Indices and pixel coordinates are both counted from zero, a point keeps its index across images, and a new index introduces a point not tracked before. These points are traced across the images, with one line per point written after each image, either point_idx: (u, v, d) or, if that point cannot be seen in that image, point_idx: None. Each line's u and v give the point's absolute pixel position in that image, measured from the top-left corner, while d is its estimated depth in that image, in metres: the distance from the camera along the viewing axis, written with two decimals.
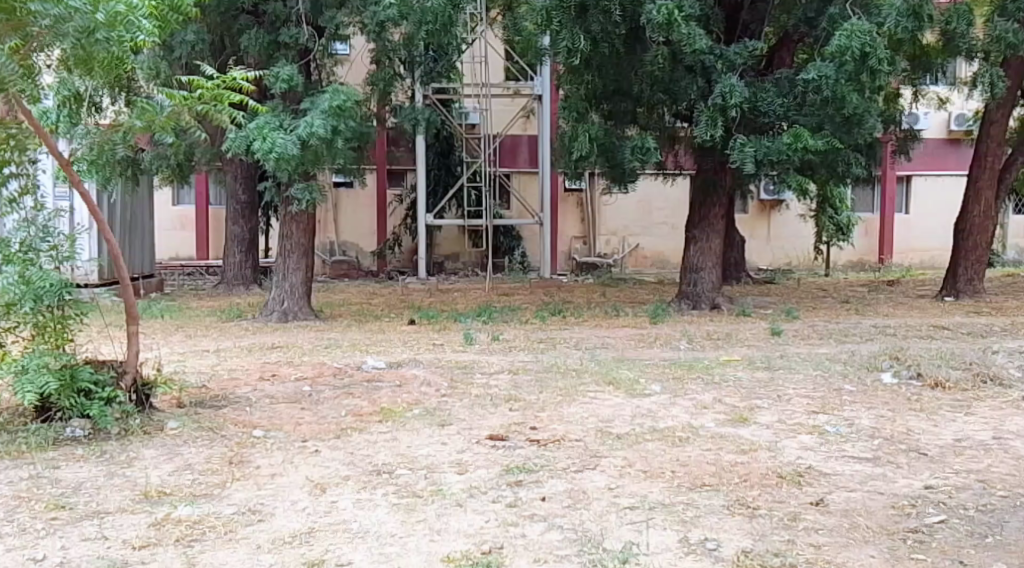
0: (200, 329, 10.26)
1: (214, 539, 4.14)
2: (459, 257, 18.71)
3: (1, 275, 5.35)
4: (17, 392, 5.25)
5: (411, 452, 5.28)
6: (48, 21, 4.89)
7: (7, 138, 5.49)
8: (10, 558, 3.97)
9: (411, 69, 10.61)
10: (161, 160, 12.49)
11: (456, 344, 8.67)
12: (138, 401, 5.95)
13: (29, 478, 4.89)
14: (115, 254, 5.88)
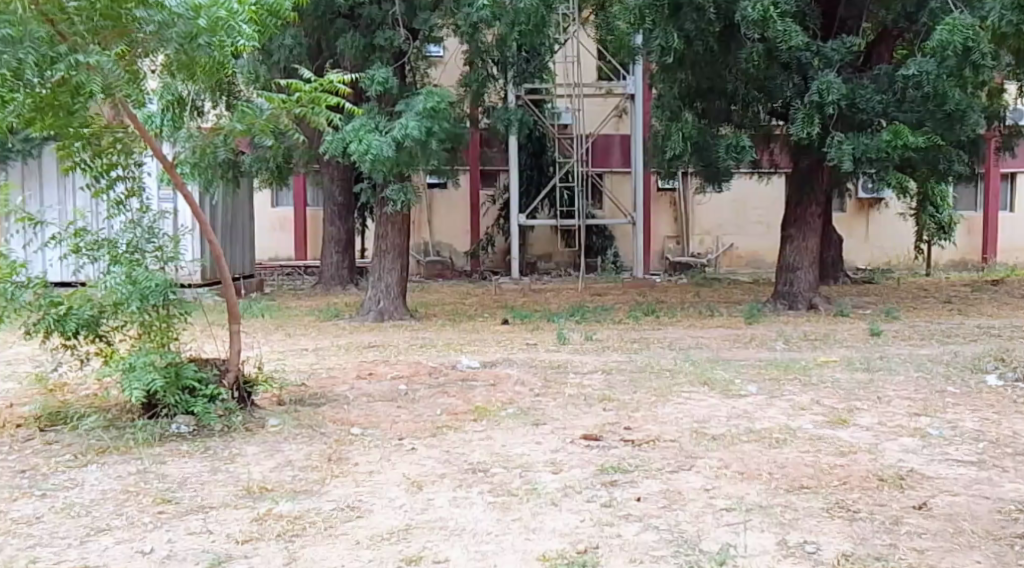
0: (299, 329, 10.49)
1: (315, 534, 4.23)
2: (551, 257, 18.76)
3: (111, 276, 5.58)
4: (125, 388, 5.45)
5: (506, 450, 5.31)
6: (153, 27, 5.17)
7: (114, 142, 5.78)
8: (120, 550, 4.13)
9: (504, 70, 10.66)
10: (261, 163, 12.68)
11: (548, 343, 8.68)
12: (240, 398, 6.17)
13: (137, 472, 5.09)
14: (217, 254, 6.06)
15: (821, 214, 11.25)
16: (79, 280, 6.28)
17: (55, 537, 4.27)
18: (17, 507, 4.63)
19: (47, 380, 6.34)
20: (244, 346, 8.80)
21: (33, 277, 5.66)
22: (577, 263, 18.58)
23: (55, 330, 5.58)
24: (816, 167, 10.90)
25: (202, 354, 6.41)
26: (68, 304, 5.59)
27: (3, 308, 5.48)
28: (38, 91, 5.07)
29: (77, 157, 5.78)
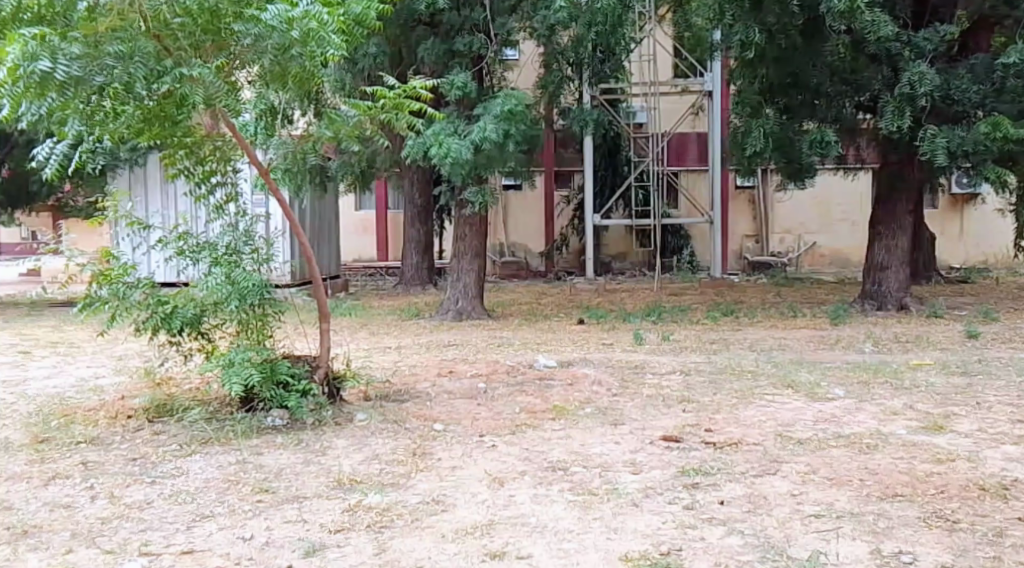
0: (381, 328, 10.62)
1: (403, 526, 4.28)
2: (627, 257, 18.67)
3: (210, 277, 5.78)
4: (224, 383, 5.62)
5: (586, 450, 5.28)
6: (249, 40, 5.31)
7: (214, 150, 5.99)
8: (222, 536, 4.26)
9: (580, 71, 10.63)
10: (347, 169, 12.81)
11: (625, 344, 8.63)
12: (331, 393, 6.30)
13: (236, 463, 5.22)
14: (308, 255, 6.19)
15: (911, 211, 11.01)
16: (182, 282, 6.51)
17: (164, 521, 4.43)
18: (129, 492, 4.81)
19: (155, 374, 6.61)
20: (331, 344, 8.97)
21: (142, 277, 5.92)
22: (651, 263, 18.40)
23: (161, 328, 5.80)
24: (906, 162, 10.71)
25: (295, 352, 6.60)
26: (173, 303, 5.78)
27: (115, 307, 5.72)
28: (146, 103, 5.34)
29: (181, 165, 6.01)
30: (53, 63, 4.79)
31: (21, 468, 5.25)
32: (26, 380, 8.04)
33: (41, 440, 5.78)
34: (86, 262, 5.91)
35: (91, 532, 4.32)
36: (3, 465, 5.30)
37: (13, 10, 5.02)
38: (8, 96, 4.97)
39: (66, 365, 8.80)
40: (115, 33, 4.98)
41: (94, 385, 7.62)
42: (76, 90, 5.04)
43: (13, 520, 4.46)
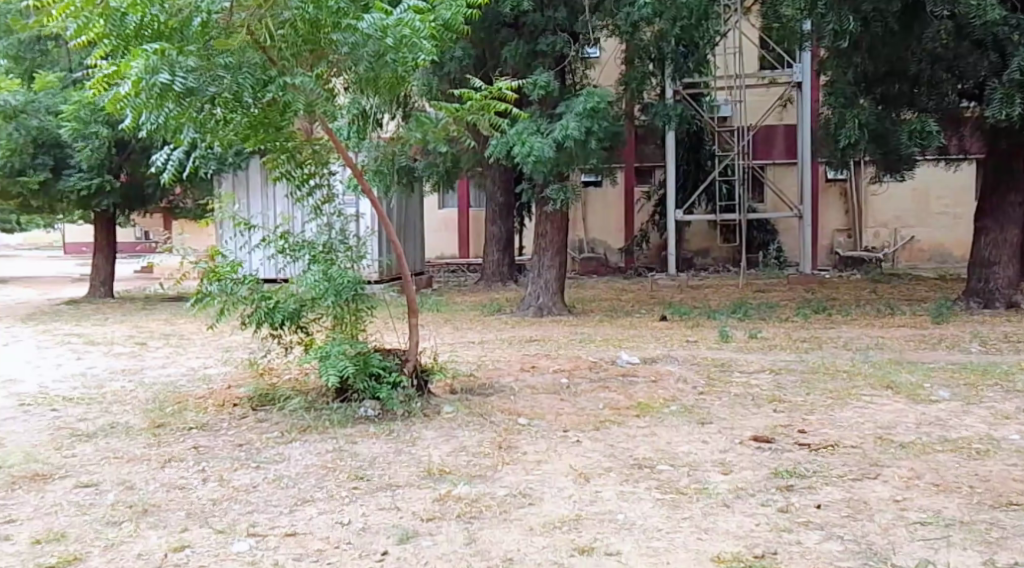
0: (465, 323, 10.72)
1: (492, 517, 4.32)
2: (710, 252, 18.47)
3: (309, 274, 6.13)
4: (321, 374, 5.85)
5: (672, 448, 5.20)
6: (346, 48, 5.60)
7: (312, 153, 6.33)
8: (322, 520, 4.40)
9: (661, 67, 10.49)
10: (432, 169, 12.83)
11: (710, 341, 8.47)
12: (419, 386, 6.41)
13: (333, 450, 5.42)
14: (398, 252, 6.58)
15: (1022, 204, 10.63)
16: (284, 278, 6.87)
17: (268, 505, 4.61)
18: (237, 476, 5.04)
19: (260, 365, 6.89)
20: (420, 337, 9.12)
21: (247, 274, 6.30)
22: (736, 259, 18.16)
23: (265, 322, 6.14)
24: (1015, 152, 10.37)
25: (386, 345, 6.78)
26: (276, 298, 6.13)
27: (224, 302, 6.11)
28: (252, 111, 5.75)
29: (282, 168, 6.35)
30: (172, 75, 5.33)
31: (141, 450, 5.59)
32: (141, 369, 8.42)
33: (159, 425, 6.15)
34: (198, 259, 6.36)
35: (203, 513, 4.53)
36: (124, 448, 5.65)
37: (136, 28, 5.42)
38: (132, 108, 5.51)
39: (177, 355, 9.16)
40: (226, 48, 5.48)
41: (203, 374, 7.95)
42: (192, 99, 5.55)
43: (133, 499, 4.73)
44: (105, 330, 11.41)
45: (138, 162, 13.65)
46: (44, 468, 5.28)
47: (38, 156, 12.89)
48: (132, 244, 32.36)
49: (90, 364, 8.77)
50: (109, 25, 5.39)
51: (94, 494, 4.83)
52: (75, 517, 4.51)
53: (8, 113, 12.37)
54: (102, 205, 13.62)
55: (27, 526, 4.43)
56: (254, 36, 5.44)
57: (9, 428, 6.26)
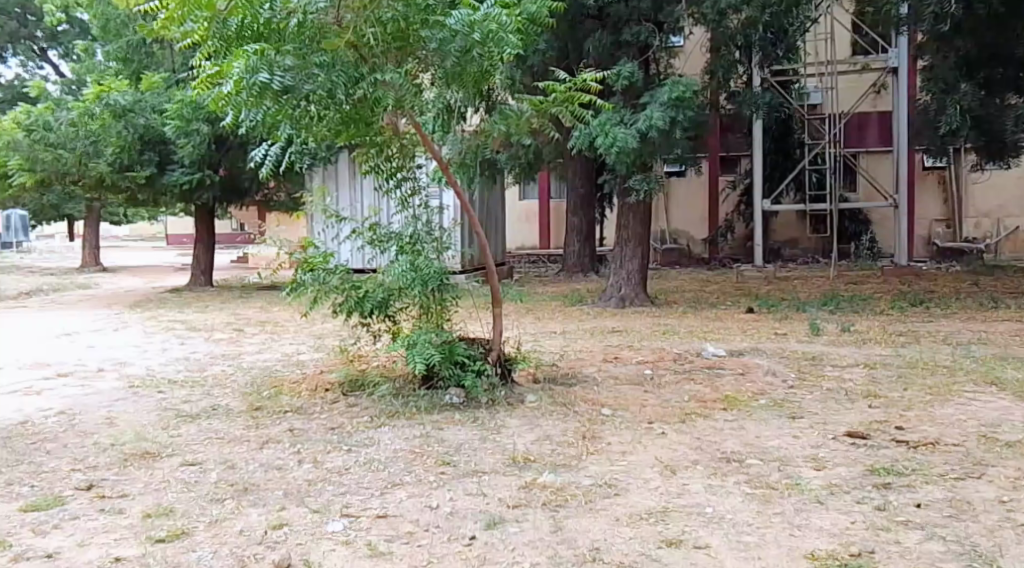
0: (547, 313, 10.73)
1: (579, 506, 4.31)
2: (798, 243, 18.18)
3: (397, 264, 6.22)
4: (408, 362, 5.92)
5: (761, 442, 5.12)
6: (435, 45, 5.72)
7: (399, 146, 6.44)
8: (411, 503, 4.45)
9: (748, 53, 10.34)
10: (514, 161, 12.84)
11: (800, 334, 8.29)
12: (503, 374, 6.46)
13: (420, 436, 5.48)
14: (483, 243, 6.62)
15: None
16: (373, 268, 6.98)
17: (360, 487, 4.68)
18: (330, 458, 5.15)
19: (349, 351, 7.01)
20: (505, 327, 9.16)
21: (338, 264, 6.43)
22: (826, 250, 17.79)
23: (355, 310, 6.24)
24: None
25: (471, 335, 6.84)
26: (365, 287, 6.22)
27: (316, 290, 6.21)
28: (343, 108, 5.86)
29: (372, 163, 6.49)
30: (271, 75, 5.46)
31: (240, 432, 5.74)
32: (239, 354, 8.65)
33: (256, 408, 6.31)
34: (294, 250, 6.49)
35: (300, 493, 4.63)
36: (225, 429, 5.81)
37: (237, 29, 5.59)
38: (233, 105, 5.72)
39: (272, 341, 9.38)
40: (321, 47, 5.56)
41: (297, 360, 8.13)
42: (288, 98, 5.68)
43: (235, 478, 4.86)
44: (205, 316, 11.75)
45: (235, 159, 13.87)
46: (152, 447, 5.47)
47: (145, 152, 13.43)
48: (230, 235, 33.37)
49: (192, 348, 9.07)
50: (212, 28, 5.58)
51: (198, 472, 4.98)
52: (182, 493, 4.66)
53: (118, 111, 12.87)
54: (202, 199, 14.08)
55: (139, 501, 4.59)
56: (351, 37, 5.53)
57: (121, 408, 6.50)
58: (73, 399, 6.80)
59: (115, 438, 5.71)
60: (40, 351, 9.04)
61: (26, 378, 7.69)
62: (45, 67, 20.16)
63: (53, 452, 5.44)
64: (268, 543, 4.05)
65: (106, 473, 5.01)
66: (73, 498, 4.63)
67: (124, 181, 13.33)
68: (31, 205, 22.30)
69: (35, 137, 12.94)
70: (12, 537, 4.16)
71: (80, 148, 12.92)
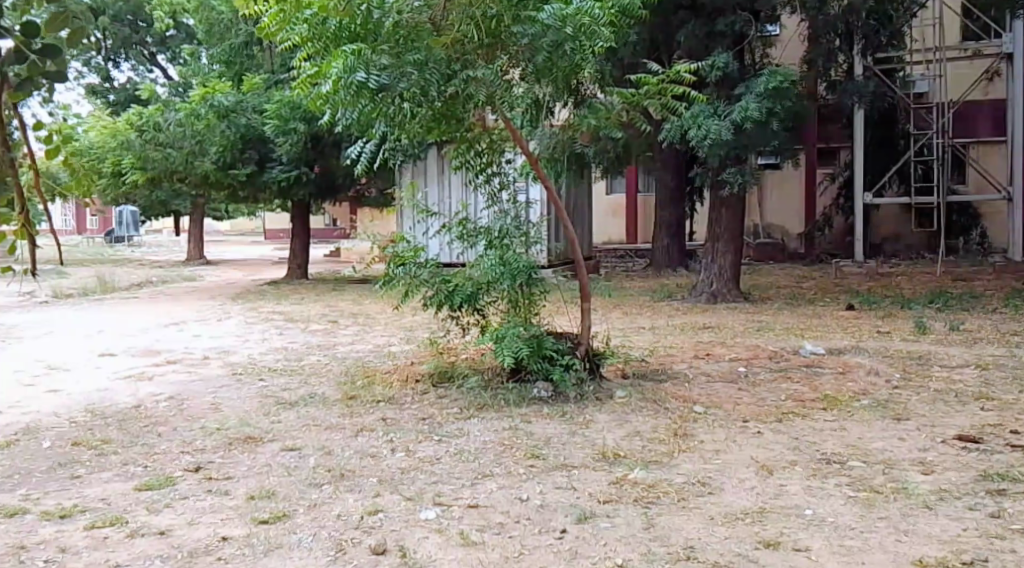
0: (637, 308, 10.61)
1: (672, 503, 4.24)
2: (900, 238, 17.65)
3: (486, 258, 6.24)
4: (496, 355, 5.93)
5: (864, 444, 4.96)
6: (527, 39, 5.69)
7: (488, 141, 6.46)
8: (502, 495, 4.44)
9: (849, 41, 10.13)
10: (604, 154, 12.76)
11: (904, 333, 8.01)
12: (591, 368, 6.42)
13: (510, 429, 5.47)
14: (572, 237, 6.56)
15: None
16: (462, 262, 7.00)
17: (452, 477, 4.70)
18: (422, 448, 5.18)
19: (439, 343, 7.05)
20: (596, 322, 9.09)
21: (428, 258, 6.47)
22: (930, 245, 17.20)
23: (445, 304, 6.25)
24: None
25: (559, 329, 6.81)
26: (455, 281, 6.24)
27: (407, 283, 6.26)
28: (435, 105, 5.88)
29: (462, 158, 6.52)
30: (367, 74, 5.54)
31: (336, 420, 5.82)
32: (335, 345, 8.80)
33: (351, 397, 6.40)
34: (388, 243, 6.58)
35: (394, 480, 4.67)
36: (321, 417, 5.90)
37: (336, 31, 5.69)
38: (330, 103, 5.84)
39: (366, 333, 9.50)
40: (415, 45, 5.59)
41: (389, 351, 8.22)
42: (384, 96, 5.75)
43: (333, 464, 4.93)
44: (303, 308, 11.98)
45: (330, 156, 14.07)
46: (254, 432, 5.59)
47: (246, 151, 13.76)
48: (326, 230, 34.03)
49: (290, 338, 9.26)
50: (313, 28, 5.69)
51: (297, 457, 5.07)
52: (282, 478, 4.75)
53: (222, 112, 13.17)
54: (299, 194, 14.41)
55: (241, 484, 4.69)
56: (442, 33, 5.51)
57: (225, 394, 6.67)
58: (181, 385, 7.01)
59: (219, 422, 5.86)
60: (150, 339, 9.37)
61: (138, 364, 7.97)
62: (155, 71, 20.80)
63: (164, 434, 5.61)
64: (364, 528, 4.09)
65: (211, 456, 5.14)
66: (184, 479, 4.76)
67: (227, 178, 13.75)
68: (140, 201, 23.16)
69: (147, 137, 13.34)
70: (127, 514, 4.29)
71: (187, 146, 13.31)
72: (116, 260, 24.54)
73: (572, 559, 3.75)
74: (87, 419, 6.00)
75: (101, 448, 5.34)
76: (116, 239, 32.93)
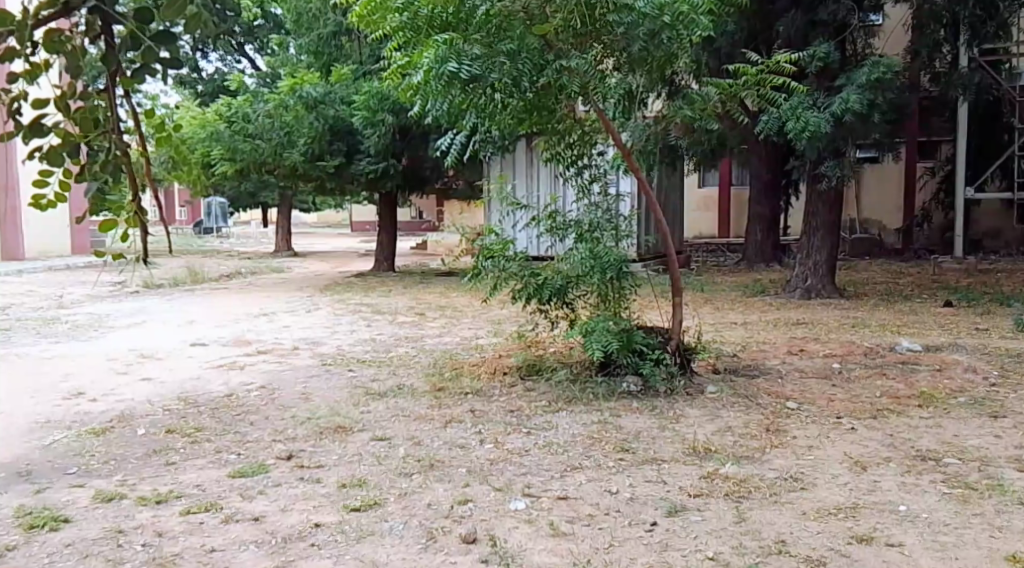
0: (726, 303, 10.58)
1: (762, 498, 4.30)
2: (1002, 234, 17.18)
3: (576, 251, 6.37)
4: (586, 348, 6.06)
5: (959, 441, 4.93)
6: (623, 29, 5.78)
7: (580, 134, 6.57)
8: (592, 487, 4.57)
9: (955, 31, 9.92)
10: (695, 147, 12.73)
11: (1004, 330, 7.85)
12: (682, 363, 6.48)
13: (599, 422, 5.59)
14: (663, 232, 6.62)
15: None
16: (551, 255, 7.14)
17: (541, 468, 4.85)
18: (511, 439, 5.34)
19: (528, 337, 7.21)
20: (681, 316, 9.12)
21: (518, 251, 6.62)
22: None
23: (534, 297, 6.41)
24: None
25: (649, 322, 6.88)
26: (544, 274, 6.39)
27: (496, 276, 6.44)
28: (527, 96, 6.04)
29: (554, 151, 6.65)
30: (459, 63, 5.72)
31: (425, 410, 6.03)
32: (422, 337, 9.03)
33: (439, 388, 6.60)
34: (476, 236, 6.77)
35: (484, 471, 4.84)
36: (412, 407, 6.12)
37: (427, 18, 5.88)
38: (421, 93, 6.12)
39: (452, 326, 9.71)
40: (507, 35, 5.75)
41: (478, 344, 8.41)
42: (474, 86, 5.91)
43: (423, 454, 5.13)
44: (392, 301, 12.28)
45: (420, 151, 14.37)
46: (345, 421, 5.83)
47: (334, 143, 14.20)
48: (413, 224, 34.65)
49: (378, 330, 9.53)
50: (400, 19, 5.94)
51: (389, 447, 5.28)
52: (375, 466, 4.96)
53: (310, 103, 13.60)
54: (388, 186, 14.73)
55: (335, 471, 4.92)
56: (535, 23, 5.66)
57: (315, 384, 6.95)
58: (271, 375, 7.32)
59: (311, 411, 6.12)
60: (240, 330, 9.76)
61: (229, 354, 8.34)
62: (242, 60, 21.94)
63: (256, 423, 5.89)
64: (455, 517, 4.27)
65: (305, 444, 5.39)
66: (276, 467, 5.02)
67: (315, 170, 14.14)
68: (231, 194, 23.90)
69: (236, 128, 13.84)
70: (222, 500, 4.56)
71: (275, 138, 13.70)
72: (208, 251, 25.38)
73: (662, 551, 3.85)
74: (180, 408, 6.33)
75: (195, 436, 5.64)
76: (209, 232, 34.08)
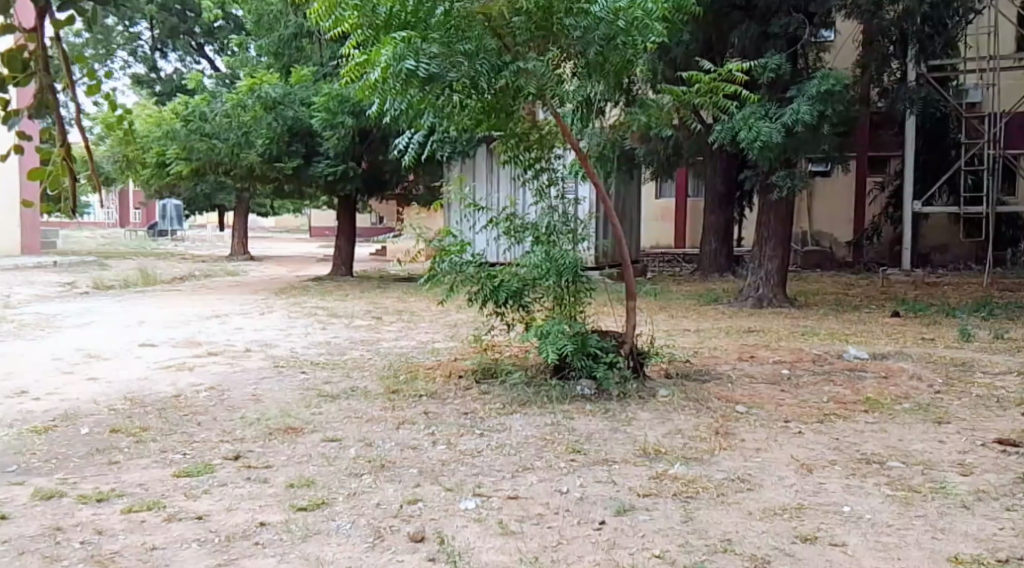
0: (682, 311, 10.64)
1: (710, 499, 4.33)
2: (947, 249, 17.58)
3: (532, 254, 6.38)
4: (541, 349, 6.04)
5: (903, 445, 5.01)
6: (579, 32, 5.83)
7: (538, 137, 6.60)
8: (542, 487, 4.57)
9: (902, 46, 10.15)
10: (653, 156, 12.97)
11: (949, 340, 8.01)
12: (635, 367, 6.52)
13: (552, 424, 5.59)
14: (620, 236, 6.65)
15: None
16: (508, 260, 7.14)
17: (493, 469, 4.83)
18: (464, 440, 5.32)
19: (483, 339, 7.20)
20: (636, 323, 9.16)
21: (475, 254, 6.61)
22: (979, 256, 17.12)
23: (489, 299, 6.40)
24: None
25: (603, 327, 6.91)
26: (501, 276, 6.38)
27: (454, 278, 6.43)
28: (485, 97, 6.03)
29: (513, 153, 6.67)
30: (417, 62, 5.61)
31: (379, 412, 5.98)
32: (379, 339, 8.98)
33: (394, 390, 6.57)
34: (434, 238, 6.74)
35: (435, 471, 4.82)
36: (364, 409, 6.07)
37: (385, 18, 5.79)
38: (379, 93, 5.95)
39: (410, 329, 9.66)
40: (465, 35, 5.74)
41: (435, 347, 8.37)
42: (432, 86, 5.86)
43: (374, 455, 5.08)
44: (348, 303, 12.19)
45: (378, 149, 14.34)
46: (296, 423, 5.77)
47: (294, 143, 14.03)
48: (372, 228, 34.62)
49: (334, 333, 9.45)
50: (361, 16, 5.78)
51: (338, 448, 5.23)
52: (324, 466, 4.91)
53: (269, 103, 13.51)
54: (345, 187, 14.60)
55: (282, 471, 4.86)
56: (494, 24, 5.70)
57: (267, 385, 6.86)
58: (223, 376, 7.22)
59: (261, 413, 6.04)
60: (191, 331, 9.62)
61: (179, 355, 8.21)
62: (202, 62, 21.24)
63: (203, 423, 5.81)
64: (404, 515, 4.24)
65: (253, 445, 5.33)
66: (222, 467, 4.95)
67: (273, 169, 13.93)
68: (186, 194, 23.61)
69: (192, 127, 13.68)
70: (165, 499, 4.48)
71: (233, 137, 13.53)
72: (161, 252, 25.01)
73: (610, 549, 3.86)
74: (126, 408, 6.22)
75: (140, 435, 5.55)
76: (161, 234, 33.60)
